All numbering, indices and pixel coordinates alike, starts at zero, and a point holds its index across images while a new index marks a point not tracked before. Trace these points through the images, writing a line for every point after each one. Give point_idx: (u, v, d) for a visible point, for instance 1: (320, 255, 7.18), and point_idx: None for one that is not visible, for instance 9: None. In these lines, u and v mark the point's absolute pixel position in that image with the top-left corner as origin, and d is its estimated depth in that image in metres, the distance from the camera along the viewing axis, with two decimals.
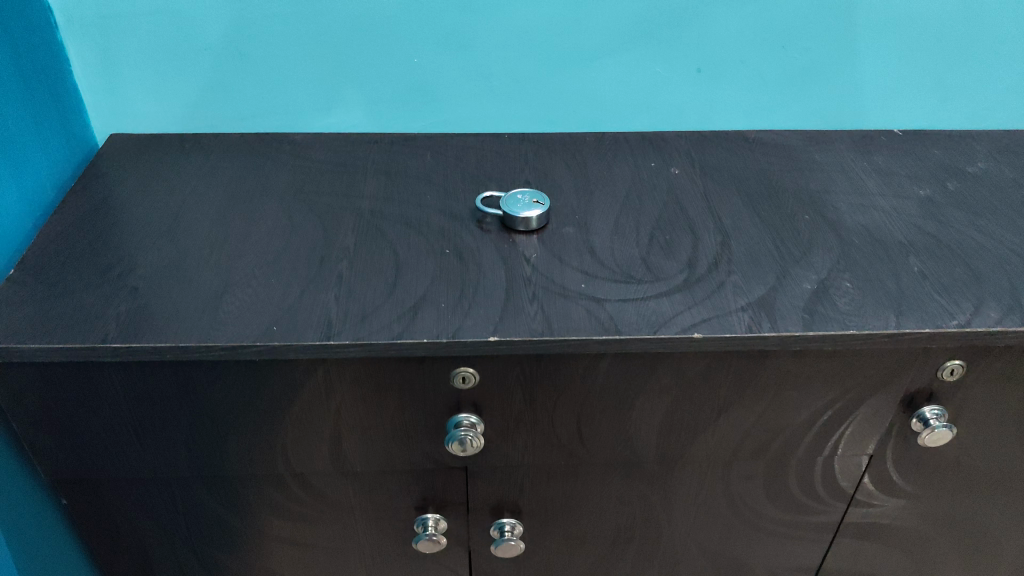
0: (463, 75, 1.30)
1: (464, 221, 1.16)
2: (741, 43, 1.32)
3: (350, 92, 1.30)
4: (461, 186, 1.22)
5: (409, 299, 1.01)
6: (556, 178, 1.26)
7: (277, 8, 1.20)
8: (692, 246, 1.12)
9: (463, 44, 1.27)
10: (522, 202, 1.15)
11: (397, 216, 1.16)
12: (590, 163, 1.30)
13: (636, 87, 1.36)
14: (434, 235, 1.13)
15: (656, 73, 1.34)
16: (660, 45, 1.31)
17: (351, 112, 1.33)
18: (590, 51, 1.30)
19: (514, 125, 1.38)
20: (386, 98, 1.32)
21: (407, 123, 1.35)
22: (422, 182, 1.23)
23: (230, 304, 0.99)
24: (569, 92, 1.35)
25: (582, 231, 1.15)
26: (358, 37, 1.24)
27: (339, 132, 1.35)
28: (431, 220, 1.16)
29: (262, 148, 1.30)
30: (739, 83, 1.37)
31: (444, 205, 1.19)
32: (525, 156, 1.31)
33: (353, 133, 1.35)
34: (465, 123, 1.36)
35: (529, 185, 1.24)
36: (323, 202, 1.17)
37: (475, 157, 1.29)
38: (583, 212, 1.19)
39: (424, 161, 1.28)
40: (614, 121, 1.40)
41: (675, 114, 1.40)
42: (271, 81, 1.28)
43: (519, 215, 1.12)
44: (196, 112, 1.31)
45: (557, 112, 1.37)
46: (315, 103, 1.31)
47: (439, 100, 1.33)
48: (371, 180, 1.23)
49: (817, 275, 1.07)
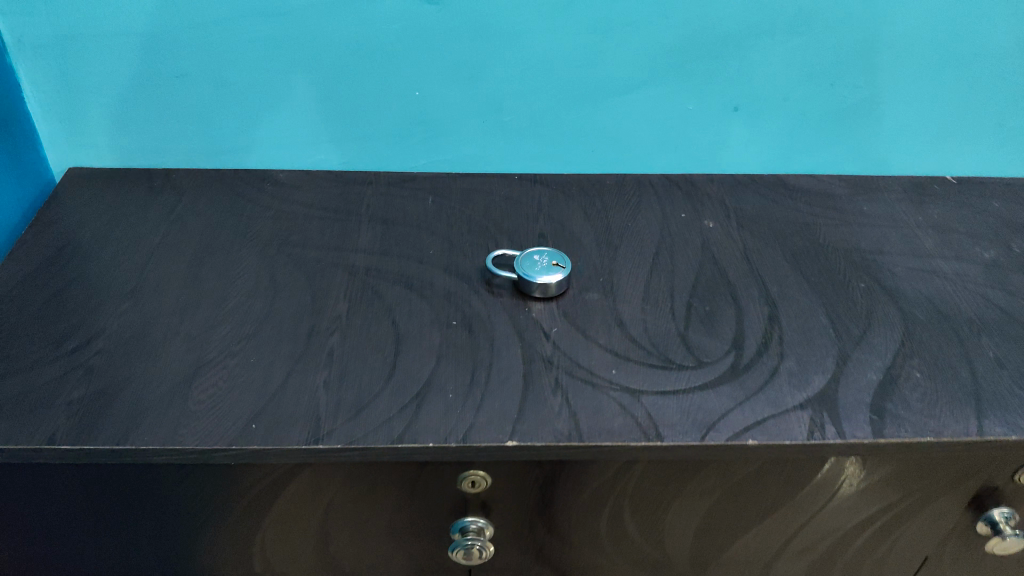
0: (472, 110, 1.14)
1: (471, 283, 1.00)
2: (787, 79, 1.15)
3: (342, 127, 1.15)
4: (469, 240, 1.07)
5: (413, 386, 0.84)
6: (575, 231, 1.10)
7: (260, 33, 1.05)
8: (736, 319, 0.98)
9: (473, 77, 1.11)
10: (539, 264, 1.00)
11: (399, 275, 0.99)
12: (613, 212, 1.15)
13: (665, 126, 1.19)
14: (439, 300, 0.96)
15: (688, 111, 1.18)
16: (694, 81, 1.14)
17: (343, 148, 1.17)
18: (615, 87, 1.14)
19: (525, 165, 1.22)
20: (383, 133, 1.16)
21: (406, 161, 1.20)
22: (423, 232, 1.07)
23: (202, 392, 0.82)
24: (589, 131, 1.19)
25: (609, 297, 1.00)
26: (354, 67, 1.09)
27: (328, 170, 1.20)
28: (435, 279, 1.00)
29: (241, 187, 1.13)
30: (780, 123, 1.21)
31: (448, 262, 1.03)
32: (540, 203, 1.16)
33: (343, 172, 1.20)
34: (470, 162, 1.21)
35: (545, 239, 1.08)
36: (311, 256, 1.00)
37: (483, 203, 1.14)
38: (609, 274, 1.03)
39: (426, 206, 1.12)
40: (637, 163, 1.24)
41: (704, 155, 1.24)
42: (252, 113, 1.13)
43: (536, 279, 0.97)
44: (167, 145, 1.15)
45: (575, 152, 1.21)
46: (302, 139, 1.16)
47: (444, 137, 1.17)
48: (367, 228, 1.06)
49: (882, 360, 0.94)
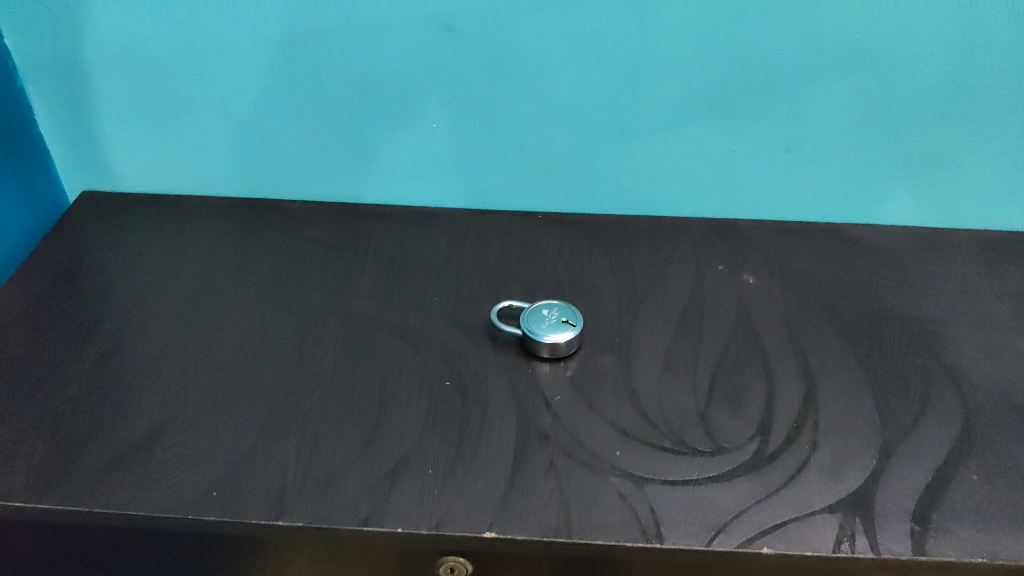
0: (492, 145, 1.06)
1: (474, 338, 0.92)
2: (845, 122, 1.03)
3: (354, 159, 1.09)
4: (478, 289, 0.99)
5: (388, 460, 0.77)
6: (596, 282, 1.01)
7: (268, 61, 0.99)
8: (766, 397, 0.87)
9: (493, 110, 1.03)
10: (547, 320, 0.90)
11: (395, 328, 0.93)
12: (641, 262, 1.05)
13: (704, 168, 1.08)
14: (434, 360, 0.89)
15: (731, 151, 1.06)
16: (737, 120, 1.03)
17: (356, 180, 1.11)
18: (648, 124, 1.04)
19: (550, 205, 1.13)
20: (398, 166, 1.09)
21: (423, 196, 1.12)
22: (430, 277, 1.00)
23: (166, 452, 0.77)
24: (620, 171, 1.09)
25: (624, 362, 0.90)
26: (366, 97, 1.02)
27: (342, 202, 1.14)
28: (434, 333, 0.92)
29: (248, 222, 1.09)
30: (838, 168, 1.08)
31: (452, 313, 0.95)
32: (562, 248, 1.07)
33: (357, 205, 1.13)
34: (491, 199, 1.13)
35: (561, 290, 1.00)
36: (305, 304, 0.96)
37: (499, 246, 1.06)
38: (627, 335, 0.93)
39: (437, 248, 1.05)
40: (672, 207, 1.13)
41: (749, 201, 1.12)
42: (261, 143, 1.07)
43: (544, 339, 0.88)
44: (178, 173, 1.12)
45: (605, 192, 1.12)
46: (314, 171, 1.10)
47: (462, 171, 1.09)
48: (370, 271, 1.01)
49: (934, 459, 0.81)
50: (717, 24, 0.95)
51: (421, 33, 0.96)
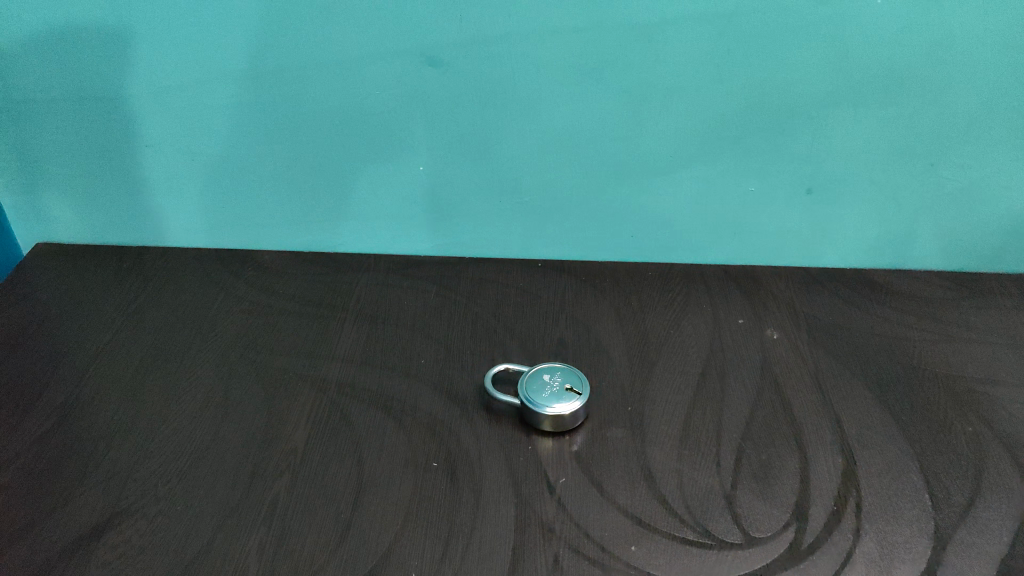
0: (484, 188, 0.96)
1: (466, 408, 0.81)
2: (874, 156, 0.93)
3: (333, 204, 0.99)
4: (470, 347, 0.88)
5: (365, 559, 0.66)
6: (603, 337, 0.90)
7: (234, 99, 0.90)
8: (801, 474, 0.76)
9: (485, 149, 0.93)
10: (549, 388, 0.79)
11: (376, 398, 0.82)
12: (651, 314, 0.94)
13: (718, 211, 0.98)
14: (420, 438, 0.78)
15: (748, 192, 0.96)
16: (754, 157, 0.93)
17: (337, 228, 1.01)
18: (657, 162, 0.94)
19: (550, 253, 1.02)
20: (382, 211, 0.99)
21: (410, 245, 1.02)
22: (417, 335, 0.90)
23: (105, 550, 0.66)
24: (625, 215, 0.98)
25: (638, 435, 0.79)
26: (344, 136, 0.93)
27: (321, 251, 1.03)
28: (420, 402, 0.81)
29: (217, 277, 0.99)
30: (866, 209, 0.97)
31: (441, 377, 0.84)
32: (565, 300, 0.96)
33: (338, 255, 1.03)
34: (485, 247, 1.02)
35: (564, 347, 0.89)
36: (275, 371, 0.86)
37: (495, 298, 0.96)
38: (640, 401, 0.82)
39: (425, 302, 0.95)
40: (685, 254, 1.03)
41: (769, 246, 1.01)
42: (230, 188, 0.98)
43: (547, 411, 0.77)
44: (142, 222, 1.02)
45: (610, 239, 1.01)
46: (289, 218, 1.00)
47: (452, 218, 0.99)
48: (350, 331, 0.90)
49: (998, 545, 0.70)
50: (731, 53, 0.85)
51: (402, 65, 0.87)
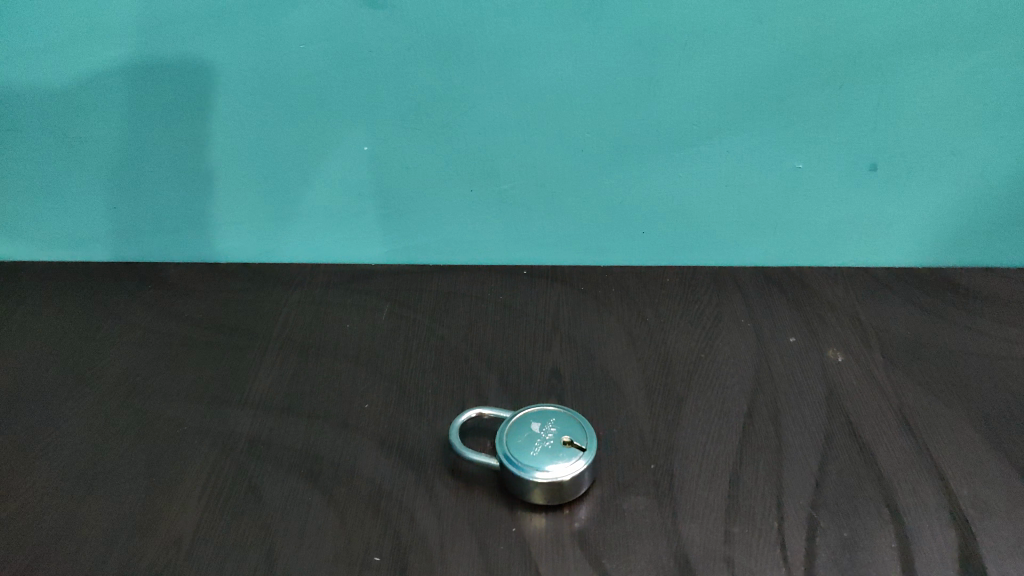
0: (447, 174, 0.72)
1: (424, 473, 0.58)
2: (967, 118, 0.69)
3: (251, 199, 0.75)
4: (432, 385, 0.65)
5: None
6: (611, 365, 0.67)
7: (120, 58, 0.68)
8: (905, 557, 0.52)
9: (447, 122, 0.70)
10: (540, 444, 0.56)
11: (301, 462, 0.59)
12: (674, 328, 0.70)
13: (757, 198, 0.74)
14: (357, 521, 0.54)
15: (794, 171, 0.72)
16: (804, 122, 0.69)
17: (259, 230, 0.77)
18: (677, 132, 0.70)
19: (538, 258, 0.78)
20: (316, 207, 0.76)
21: (357, 250, 0.78)
22: (360, 369, 0.67)
23: None
24: (634, 206, 0.74)
25: (667, 507, 0.55)
26: (262, 107, 0.70)
27: (242, 262, 0.80)
28: (360, 468, 0.58)
29: (107, 296, 0.76)
30: (954, 190, 0.73)
31: (391, 428, 0.61)
32: (558, 316, 0.72)
33: (264, 266, 0.80)
34: (452, 252, 0.78)
35: (560, 380, 0.65)
36: (166, 424, 0.62)
37: (467, 316, 0.73)
38: (667, 457, 0.59)
39: (373, 325, 0.71)
40: (712, 256, 0.78)
41: (825, 242, 0.77)
42: (121, 180, 0.75)
43: (541, 478, 0.54)
44: (11, 228, 0.79)
45: (615, 239, 0.77)
46: (199, 219, 0.77)
47: (408, 214, 0.75)
48: (272, 366, 0.67)
49: None
50: None
51: (333, 6, 0.64)
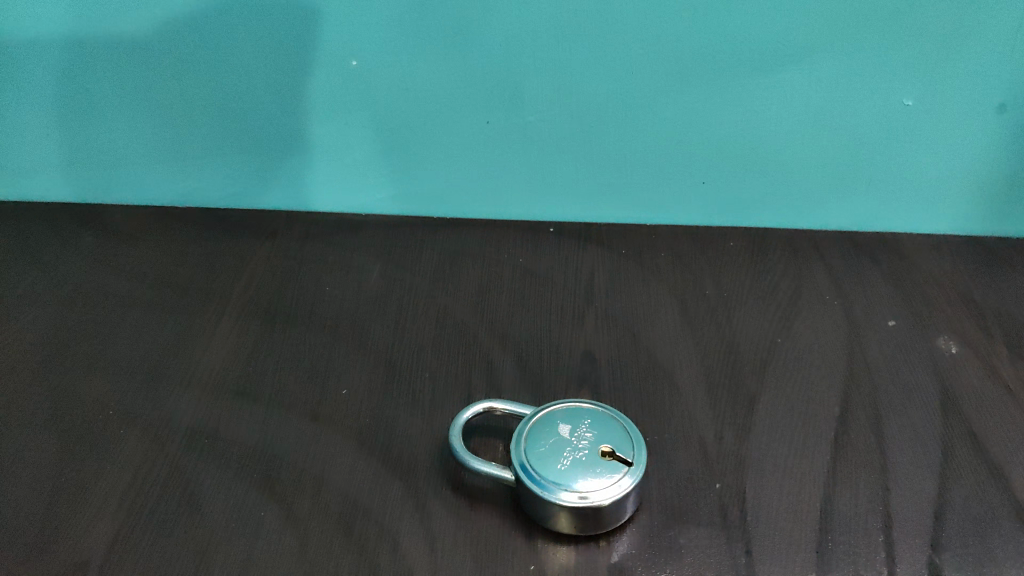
0: (457, 100, 0.57)
1: (414, 485, 0.43)
2: None
3: (210, 128, 0.60)
4: (429, 368, 0.51)
5: None
6: (660, 350, 0.52)
7: None
8: None
9: (457, 32, 0.54)
10: (571, 454, 0.41)
11: (254, 464, 0.45)
12: (740, 305, 0.55)
13: (848, 141, 0.58)
14: (319, 550, 0.40)
15: (899, 109, 0.56)
16: (923, 46, 0.53)
17: (225, 169, 0.62)
18: (756, 52, 0.54)
19: (569, 213, 0.63)
20: (292, 138, 0.60)
21: (345, 197, 0.64)
22: (339, 345, 0.52)
23: None
24: (692, 146, 0.59)
25: (738, 544, 0.41)
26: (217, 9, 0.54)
27: (206, 207, 0.65)
28: (329, 474, 0.44)
29: (39, 244, 0.62)
30: None
31: (373, 423, 0.47)
32: (592, 285, 0.58)
33: (231, 213, 0.65)
34: (462, 201, 0.63)
35: (594, 367, 0.51)
36: (88, 406, 0.48)
37: (478, 282, 0.58)
38: (736, 475, 0.44)
39: (360, 289, 0.57)
40: (787, 216, 0.62)
41: (929, 202, 0.61)
42: (48, 104, 0.59)
43: (570, 501, 0.39)
44: None
45: (665, 189, 0.61)
46: (150, 153, 0.62)
47: (408, 151, 0.60)
48: (230, 337, 0.53)
49: None
50: None
51: None
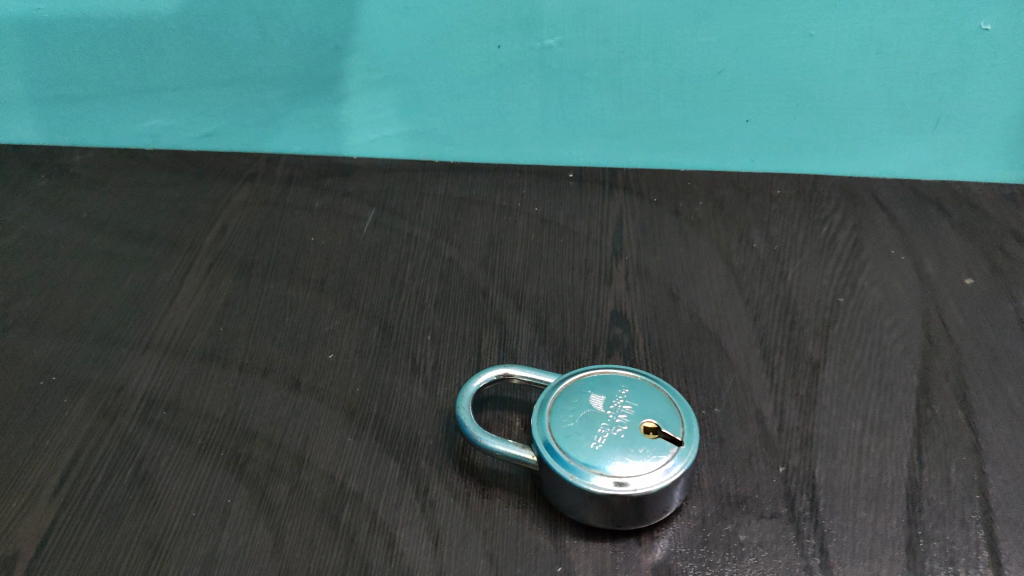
0: (462, 20, 0.48)
1: (414, 467, 0.36)
2: None
3: (175, 56, 0.52)
4: (432, 330, 0.43)
5: None
6: (704, 310, 0.44)
7: None
8: None
9: None
10: (607, 431, 0.33)
11: (223, 440, 0.37)
12: (795, 260, 0.48)
13: (923, 73, 0.49)
14: (297, 544, 0.32)
15: (981, 36, 0.47)
16: None
17: (194, 105, 0.54)
18: None
19: (590, 156, 0.55)
20: (272, 66, 0.51)
21: (335, 138, 0.56)
22: (326, 303, 0.45)
23: None
24: (737, 79, 0.50)
25: (811, 540, 0.33)
26: None
27: (177, 150, 0.57)
28: (311, 452, 0.36)
29: None
30: None
31: (365, 394, 0.39)
32: (621, 236, 0.50)
33: (206, 157, 0.57)
34: (468, 142, 0.55)
35: (627, 329, 0.43)
36: (28, 372, 0.40)
37: (488, 233, 0.50)
38: (803, 456, 0.37)
39: (352, 240, 0.49)
40: (840, 160, 0.54)
41: (1008, 147, 0.53)
42: None
43: (608, 489, 0.32)
44: None
45: (702, 128, 0.53)
46: (109, 85, 0.53)
47: (405, 82, 0.51)
48: (200, 294, 0.45)
49: None
50: None
51: None
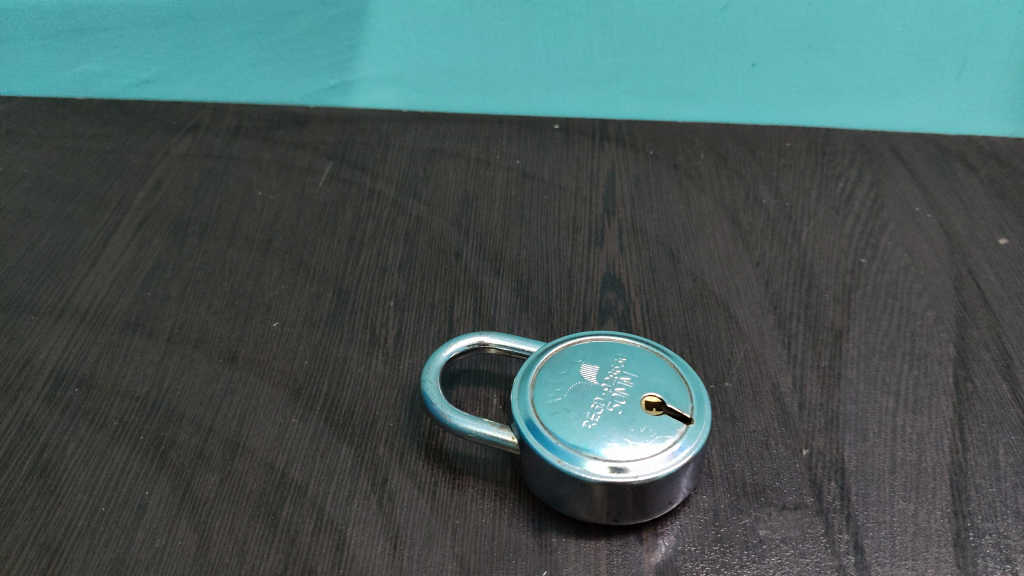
0: None
1: (371, 453, 0.30)
2: None
3: None
4: (395, 296, 0.37)
5: None
6: (708, 273, 0.39)
7: None
8: None
9: None
10: (602, 406, 0.28)
11: (143, 422, 0.31)
12: (809, 219, 0.43)
13: (949, 10, 0.44)
14: (225, 547, 0.27)
15: None
16: None
17: (129, 49, 0.48)
18: None
19: (578, 104, 0.50)
20: (215, 2, 0.45)
21: (292, 85, 0.49)
22: (274, 266, 0.38)
23: None
24: (742, 15, 0.44)
25: (843, 536, 0.28)
26: None
27: (113, 101, 0.51)
28: (247, 437, 0.30)
29: None
30: None
31: (314, 369, 0.33)
32: (612, 193, 0.44)
33: (145, 109, 0.50)
34: (441, 88, 0.49)
35: (621, 293, 0.37)
36: None
37: (462, 189, 0.44)
38: (828, 437, 0.31)
39: (306, 198, 0.43)
40: (854, 110, 0.49)
41: None
42: None
43: (605, 477, 0.26)
44: None
45: (702, 73, 0.47)
46: (29, 26, 0.46)
47: (367, 20, 0.45)
48: (128, 258, 0.39)
49: None
50: None
51: None
